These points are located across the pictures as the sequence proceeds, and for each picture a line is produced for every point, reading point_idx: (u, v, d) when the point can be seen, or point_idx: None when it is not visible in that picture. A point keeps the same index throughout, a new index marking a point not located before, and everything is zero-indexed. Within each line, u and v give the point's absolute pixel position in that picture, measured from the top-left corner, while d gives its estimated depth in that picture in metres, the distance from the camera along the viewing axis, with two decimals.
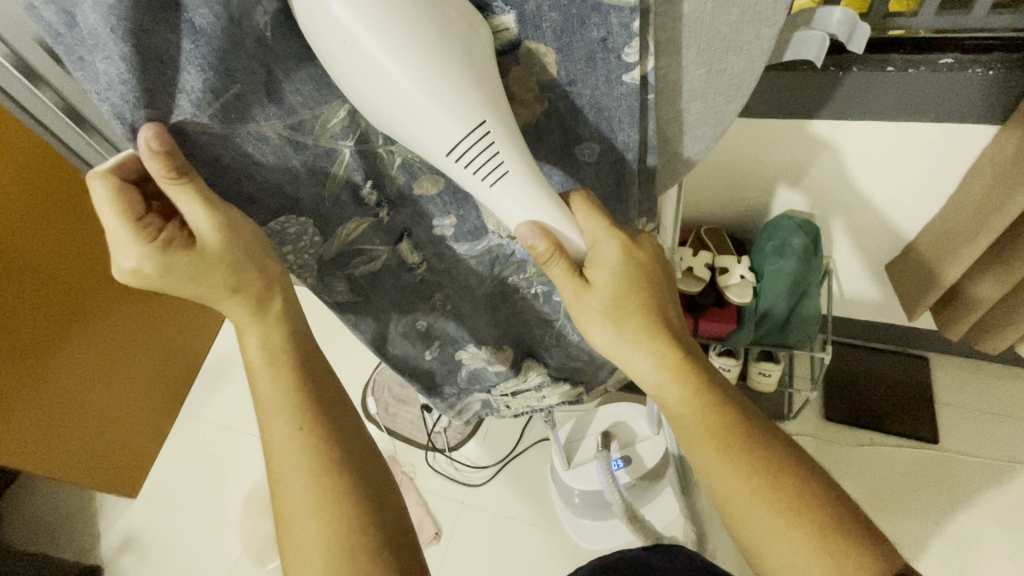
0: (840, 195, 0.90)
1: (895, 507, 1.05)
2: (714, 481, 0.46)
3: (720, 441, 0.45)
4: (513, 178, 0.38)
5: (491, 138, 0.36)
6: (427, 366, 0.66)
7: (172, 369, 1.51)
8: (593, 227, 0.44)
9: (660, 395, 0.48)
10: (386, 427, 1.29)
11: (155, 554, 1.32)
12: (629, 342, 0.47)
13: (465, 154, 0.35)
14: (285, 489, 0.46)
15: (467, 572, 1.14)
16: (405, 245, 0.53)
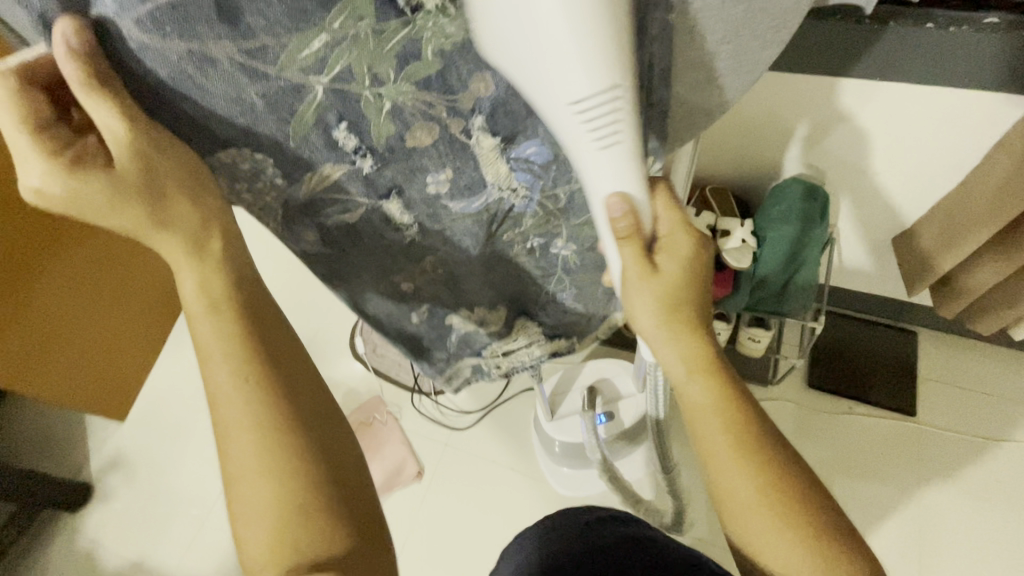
0: (854, 162, 0.86)
1: (867, 475, 1.07)
2: (723, 477, 0.50)
3: (740, 445, 0.49)
4: (622, 147, 0.39)
5: (618, 101, 0.37)
6: (415, 330, 0.63)
7: (160, 298, 1.49)
8: (670, 219, 0.48)
9: (684, 387, 0.51)
10: (373, 367, 1.30)
11: (143, 475, 1.35)
12: (670, 331, 0.50)
13: (586, 109, 0.37)
14: (229, 441, 0.45)
15: (446, 509, 1.18)
16: (394, 205, 0.49)
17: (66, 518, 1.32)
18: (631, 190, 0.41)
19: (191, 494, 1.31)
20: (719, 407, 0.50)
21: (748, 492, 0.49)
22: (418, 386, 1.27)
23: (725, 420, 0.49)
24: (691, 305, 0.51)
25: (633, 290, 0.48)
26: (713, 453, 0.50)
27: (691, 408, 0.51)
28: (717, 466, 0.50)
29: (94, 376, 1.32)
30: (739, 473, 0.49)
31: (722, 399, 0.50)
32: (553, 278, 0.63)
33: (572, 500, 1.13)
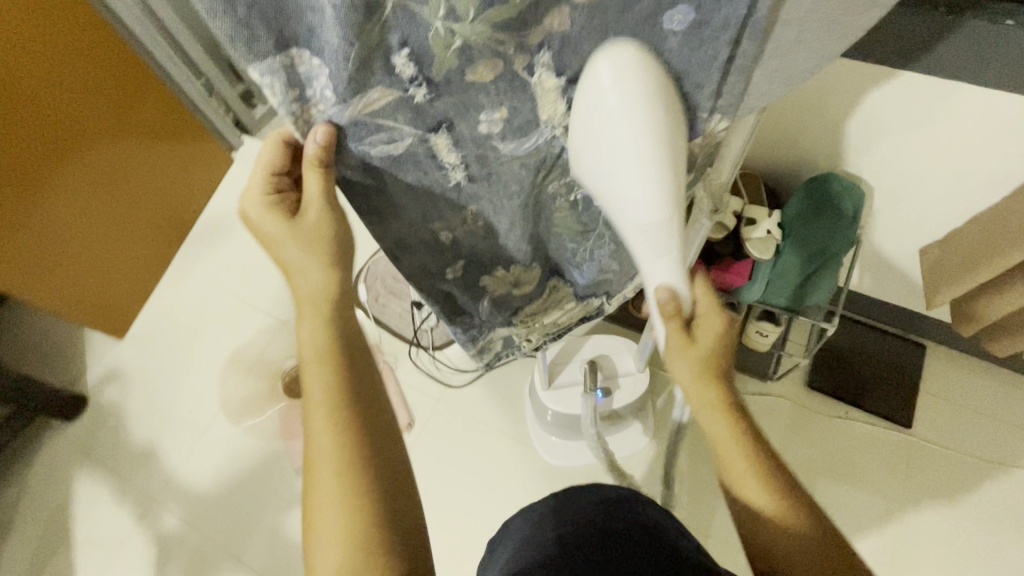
0: (897, 163, 0.83)
1: (852, 480, 1.08)
2: (754, 508, 0.56)
3: (766, 480, 0.57)
4: (671, 258, 0.48)
5: (671, 225, 0.45)
6: (447, 286, 0.62)
7: (164, 222, 1.48)
8: (706, 301, 0.58)
9: (715, 435, 0.60)
10: (375, 316, 1.30)
11: (139, 394, 1.36)
12: (701, 386, 0.60)
13: (645, 230, 0.45)
14: (315, 476, 0.50)
15: (432, 462, 1.19)
16: (442, 140, 0.46)
17: (61, 426, 1.34)
18: (680, 287, 0.49)
19: (184, 418, 1.32)
20: (738, 440, 0.58)
21: (771, 513, 0.55)
22: (417, 340, 1.27)
23: (746, 449, 0.58)
24: (720, 368, 0.60)
25: (674, 356, 0.58)
26: (738, 476, 0.58)
27: (716, 446, 0.59)
28: (742, 490, 0.57)
29: (94, 291, 1.33)
30: (762, 493, 0.56)
31: (739, 433, 0.58)
32: (591, 235, 0.61)
33: (556, 467, 1.15)
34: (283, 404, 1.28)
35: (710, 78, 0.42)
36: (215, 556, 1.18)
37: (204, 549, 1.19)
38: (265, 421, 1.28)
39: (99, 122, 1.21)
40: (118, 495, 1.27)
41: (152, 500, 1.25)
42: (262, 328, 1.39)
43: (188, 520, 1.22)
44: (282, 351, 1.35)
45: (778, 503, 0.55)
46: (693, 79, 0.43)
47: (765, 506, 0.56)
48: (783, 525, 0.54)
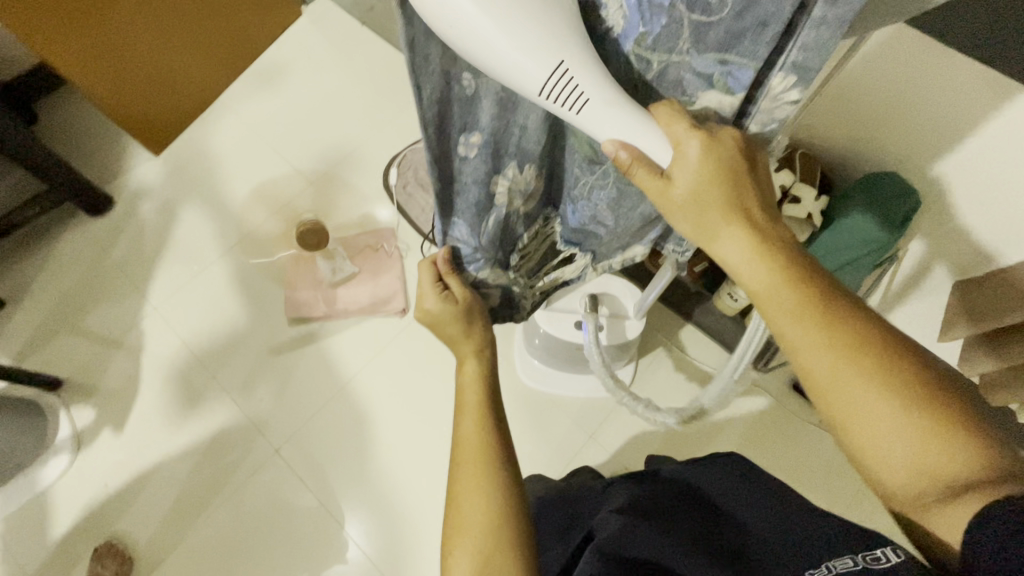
0: (962, 195, 0.77)
1: (800, 483, 1.10)
2: (806, 357, 0.41)
3: (820, 313, 0.41)
4: (596, 102, 0.38)
5: (572, 65, 0.36)
6: (455, 166, 0.47)
7: (223, 51, 1.50)
8: (677, 130, 0.41)
9: (748, 279, 0.43)
10: (398, 202, 1.30)
11: (163, 210, 1.40)
12: (709, 220, 0.43)
13: (552, 89, 0.36)
14: (459, 505, 0.51)
15: (415, 352, 1.23)
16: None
17: (85, 219, 1.39)
18: (630, 135, 0.40)
19: (196, 244, 1.36)
20: (786, 282, 0.42)
21: (838, 368, 0.40)
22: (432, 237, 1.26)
23: (799, 291, 0.42)
24: (734, 189, 0.42)
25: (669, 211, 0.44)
26: (788, 322, 0.42)
27: (758, 297, 0.43)
28: (796, 347, 0.42)
29: (149, 98, 1.38)
30: (826, 345, 0.40)
31: (784, 273, 0.42)
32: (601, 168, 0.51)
33: (530, 389, 1.18)
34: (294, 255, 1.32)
35: (781, 18, 0.34)
36: (197, 374, 1.23)
37: (188, 363, 1.24)
38: (272, 268, 1.32)
39: None
40: (122, 293, 1.32)
41: (152, 308, 1.30)
42: (289, 182, 1.41)
43: (179, 334, 1.27)
44: (303, 210, 1.37)
45: (849, 354, 0.40)
46: (759, 16, 0.34)
47: (833, 361, 0.40)
48: (857, 381, 0.39)
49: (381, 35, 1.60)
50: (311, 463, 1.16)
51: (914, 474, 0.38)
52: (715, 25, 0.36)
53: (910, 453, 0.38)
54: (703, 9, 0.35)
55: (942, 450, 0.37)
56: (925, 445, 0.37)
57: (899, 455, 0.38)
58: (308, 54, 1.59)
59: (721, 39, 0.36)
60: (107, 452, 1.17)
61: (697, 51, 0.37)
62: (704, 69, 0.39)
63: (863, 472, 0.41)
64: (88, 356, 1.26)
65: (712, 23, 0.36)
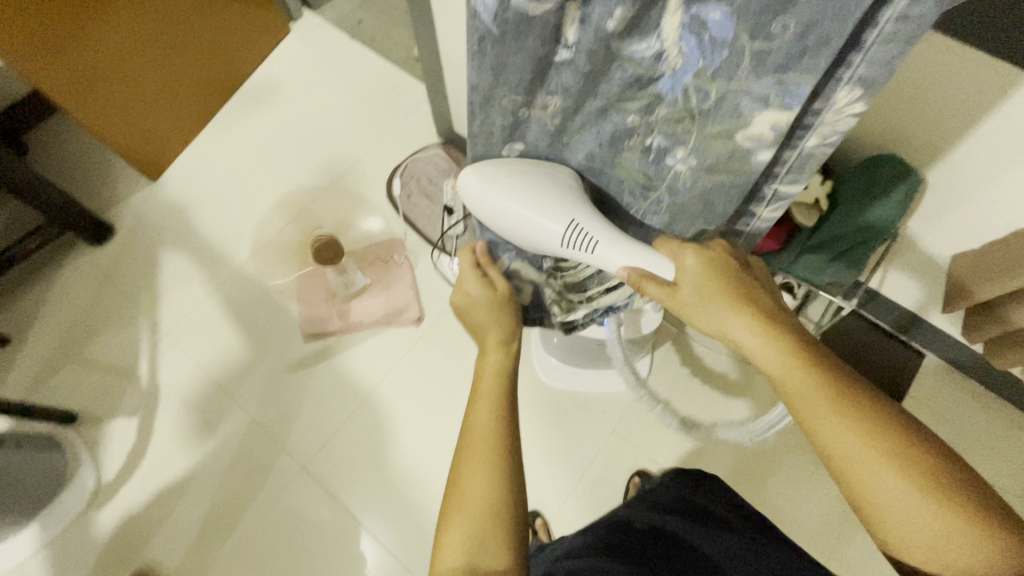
0: (958, 176, 0.80)
1: (819, 461, 1.12)
2: (825, 437, 0.42)
3: (834, 394, 0.43)
4: (603, 242, 0.53)
5: (579, 223, 0.53)
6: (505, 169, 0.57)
7: (210, 74, 1.49)
8: (675, 249, 0.53)
9: (760, 363, 0.47)
10: (404, 213, 1.34)
11: (165, 234, 1.40)
12: (719, 310, 0.50)
13: (568, 238, 0.53)
14: (458, 490, 0.51)
15: (431, 359, 1.24)
16: (571, 17, 0.38)
17: (86, 247, 1.38)
18: (636, 261, 0.53)
19: (202, 267, 1.35)
20: (799, 364, 0.44)
21: (857, 449, 0.41)
22: (440, 245, 1.28)
23: (811, 375, 0.44)
24: (734, 285, 0.51)
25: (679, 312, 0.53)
26: (803, 407, 0.44)
27: (775, 376, 0.46)
28: (815, 427, 0.43)
29: (138, 124, 1.37)
30: (840, 427, 0.42)
31: (796, 354, 0.45)
32: (652, 192, 0.54)
33: (550, 387, 1.20)
34: (306, 270, 1.32)
35: (844, 36, 0.33)
36: (212, 395, 1.23)
37: (202, 384, 1.24)
38: (281, 285, 1.32)
39: None
40: (129, 319, 1.31)
41: (162, 333, 1.29)
42: (291, 197, 1.41)
43: (192, 357, 1.26)
44: (308, 226, 1.38)
45: (863, 436, 0.41)
46: (822, 36, 0.34)
47: (850, 445, 0.41)
48: (876, 467, 0.40)
49: (371, 47, 1.61)
50: (334, 476, 1.16)
51: (933, 557, 0.39)
52: (775, 50, 0.36)
53: (929, 538, 0.39)
54: (763, 36, 0.35)
55: (954, 530, 0.38)
56: (941, 531, 0.39)
57: (918, 538, 0.39)
58: (299, 71, 1.60)
59: (781, 61, 0.36)
60: (127, 481, 1.16)
61: (756, 75, 0.38)
62: (762, 93, 0.39)
63: (884, 549, 0.42)
64: (99, 386, 1.25)
65: (772, 49, 0.36)
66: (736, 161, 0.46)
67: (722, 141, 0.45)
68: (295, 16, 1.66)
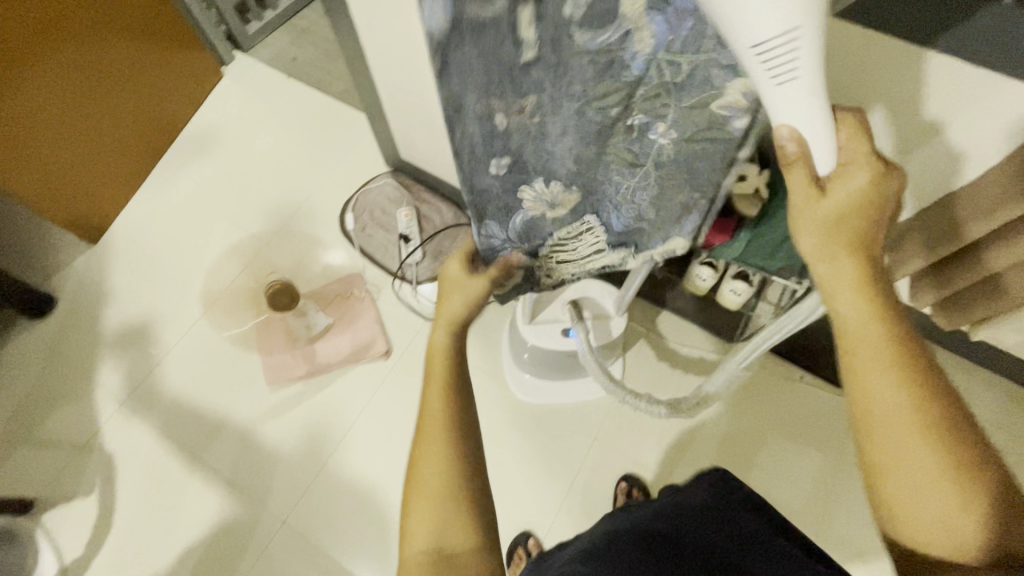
0: (885, 150, 0.83)
1: (797, 439, 1.14)
2: (876, 402, 0.45)
3: (901, 367, 0.45)
4: (800, 82, 0.39)
5: (801, 38, 0.36)
6: (487, 186, 0.54)
7: (146, 129, 1.46)
8: (853, 149, 0.45)
9: (838, 317, 0.47)
10: (360, 246, 1.32)
11: (112, 297, 1.34)
12: (826, 252, 0.46)
13: (764, 54, 0.37)
14: (417, 475, 0.51)
15: (405, 392, 1.22)
16: (527, 15, 0.40)
17: (30, 323, 1.32)
18: (804, 128, 0.42)
19: (158, 324, 1.31)
20: (884, 329, 0.45)
21: (903, 420, 0.44)
22: (401, 273, 1.29)
23: (889, 339, 0.45)
24: (866, 231, 0.46)
25: (797, 214, 0.47)
26: (870, 368, 0.45)
27: (845, 330, 0.47)
28: (865, 382, 0.46)
29: (71, 190, 1.32)
30: (896, 394, 0.45)
31: (885, 320, 0.45)
32: (640, 170, 0.54)
33: (527, 404, 1.19)
34: (264, 317, 1.29)
35: None
36: (180, 459, 1.18)
37: (170, 452, 1.19)
38: (241, 335, 1.28)
39: (84, 21, 1.23)
40: (84, 393, 1.25)
41: (119, 401, 1.24)
42: (243, 245, 1.38)
43: (152, 422, 1.21)
44: (261, 272, 1.34)
45: (916, 411, 0.44)
46: None
47: (900, 410, 0.45)
48: (912, 439, 0.44)
49: (308, 83, 1.60)
50: (318, 526, 1.12)
51: (936, 526, 0.44)
52: None
53: (942, 513, 0.44)
54: None
55: (971, 514, 0.43)
56: (953, 508, 0.43)
57: (927, 511, 0.44)
58: (236, 114, 1.57)
59: None
60: (96, 563, 1.10)
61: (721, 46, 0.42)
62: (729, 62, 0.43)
63: (885, 512, 0.47)
64: (60, 467, 1.18)
65: None
66: (716, 131, 0.48)
67: (700, 112, 0.47)
68: (227, 60, 1.64)
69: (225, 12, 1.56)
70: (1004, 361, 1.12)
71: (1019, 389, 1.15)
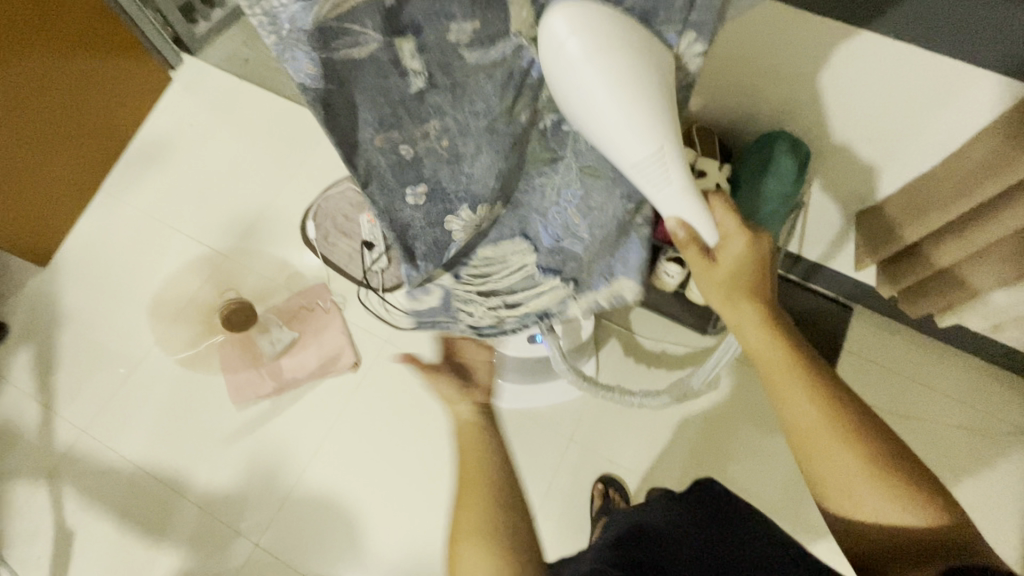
0: (845, 137, 0.80)
1: (773, 430, 1.14)
2: (790, 411, 0.50)
3: (806, 378, 0.50)
4: (666, 149, 0.44)
5: (665, 150, 0.44)
6: (410, 222, 0.48)
7: (94, 145, 1.39)
8: (731, 226, 0.54)
9: (750, 343, 0.54)
10: (323, 255, 1.27)
11: (67, 321, 1.29)
12: (731, 302, 0.54)
13: (643, 163, 0.44)
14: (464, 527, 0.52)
15: (375, 404, 1.19)
16: (407, 47, 0.39)
17: None
18: (690, 217, 0.50)
19: (116, 345, 1.26)
20: (782, 346, 0.52)
21: (817, 422, 0.48)
22: (366, 281, 1.23)
23: (788, 353, 0.51)
24: (752, 281, 0.54)
25: (699, 279, 0.55)
26: (778, 382, 0.51)
27: (755, 355, 0.53)
28: (778, 397, 0.51)
29: (18, 206, 1.25)
30: (804, 401, 0.49)
31: (782, 341, 0.52)
32: (560, 166, 0.53)
33: (499, 410, 1.17)
34: (223, 336, 1.25)
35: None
36: (147, 487, 1.15)
37: (137, 479, 1.15)
38: (202, 356, 1.24)
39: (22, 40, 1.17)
40: (43, 425, 1.20)
41: (79, 430, 1.19)
42: (201, 261, 1.33)
43: (117, 449, 1.18)
44: (220, 288, 1.30)
45: (824, 415, 0.48)
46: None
47: (815, 417, 0.48)
48: (832, 442, 0.47)
49: (260, 85, 1.53)
50: (291, 547, 1.10)
51: (877, 521, 0.45)
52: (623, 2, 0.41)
53: (880, 508, 0.45)
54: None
55: (905, 506, 0.44)
56: (890, 502, 0.44)
57: (865, 508, 0.45)
58: (187, 121, 1.51)
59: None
60: None
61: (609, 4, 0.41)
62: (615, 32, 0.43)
63: (832, 519, 0.48)
64: (24, 502, 1.14)
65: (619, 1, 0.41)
66: None
67: None
68: (175, 64, 1.56)
69: (168, 15, 1.49)
70: (970, 338, 1.12)
71: (986, 366, 1.15)
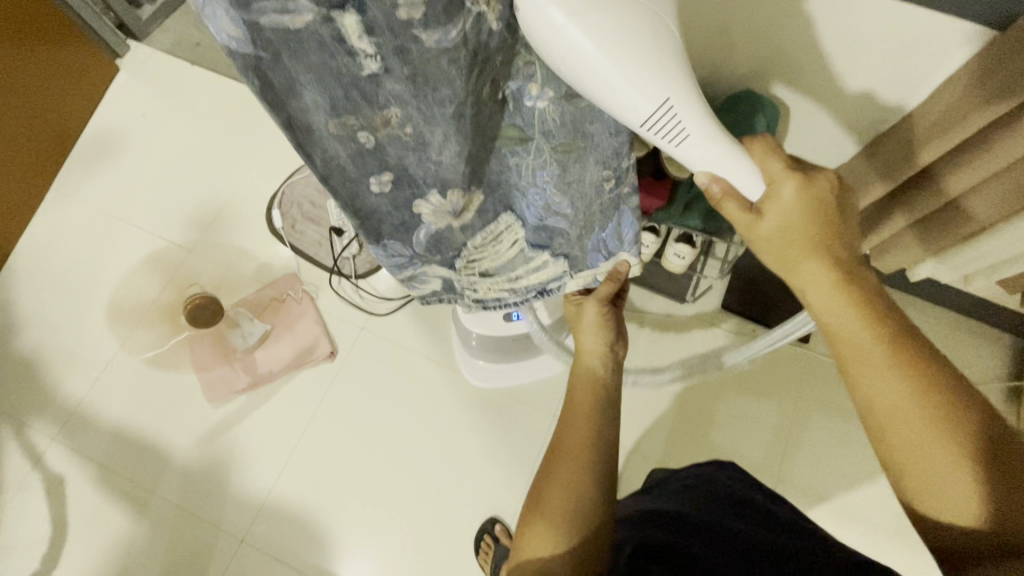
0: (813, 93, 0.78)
1: (755, 392, 1.15)
2: (878, 392, 0.46)
3: (897, 357, 0.46)
4: (694, 137, 0.45)
5: (674, 104, 0.41)
6: (374, 205, 0.49)
7: (40, 141, 1.31)
8: (774, 169, 0.49)
9: (823, 310, 0.49)
10: (291, 244, 1.24)
11: (27, 328, 1.24)
12: (789, 260, 0.50)
13: (655, 123, 0.42)
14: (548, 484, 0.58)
15: (356, 391, 1.17)
16: (350, 23, 0.34)
17: None
18: (721, 172, 0.48)
19: (81, 350, 1.21)
20: (863, 319, 0.47)
21: (905, 407, 0.45)
22: (337, 268, 1.22)
23: (873, 329, 0.47)
24: (817, 239, 0.49)
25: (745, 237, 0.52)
26: (861, 362, 0.47)
27: (829, 325, 0.49)
28: (861, 376, 0.47)
29: None
30: (890, 382, 0.46)
31: (866, 313, 0.48)
32: (532, 147, 0.50)
33: (481, 391, 1.15)
34: (191, 334, 1.21)
35: None
36: (127, 492, 1.12)
37: (115, 484, 1.12)
38: (171, 355, 1.20)
39: None
40: (10, 437, 1.16)
41: (49, 439, 1.15)
42: (163, 258, 1.28)
43: (92, 456, 1.14)
44: (186, 284, 1.25)
45: (915, 399, 0.45)
46: None
47: (901, 398, 0.45)
48: (920, 429, 0.44)
49: (214, 70, 1.46)
50: (279, 540, 1.09)
51: (961, 514, 0.43)
52: None
53: (965, 500, 0.43)
54: None
55: (995, 503, 0.42)
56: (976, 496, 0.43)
57: (948, 497, 0.44)
58: (139, 112, 1.43)
59: None
60: None
61: None
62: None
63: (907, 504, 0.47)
64: None
65: None
66: None
67: None
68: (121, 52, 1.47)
69: None
70: (941, 291, 1.14)
71: (956, 317, 1.17)
